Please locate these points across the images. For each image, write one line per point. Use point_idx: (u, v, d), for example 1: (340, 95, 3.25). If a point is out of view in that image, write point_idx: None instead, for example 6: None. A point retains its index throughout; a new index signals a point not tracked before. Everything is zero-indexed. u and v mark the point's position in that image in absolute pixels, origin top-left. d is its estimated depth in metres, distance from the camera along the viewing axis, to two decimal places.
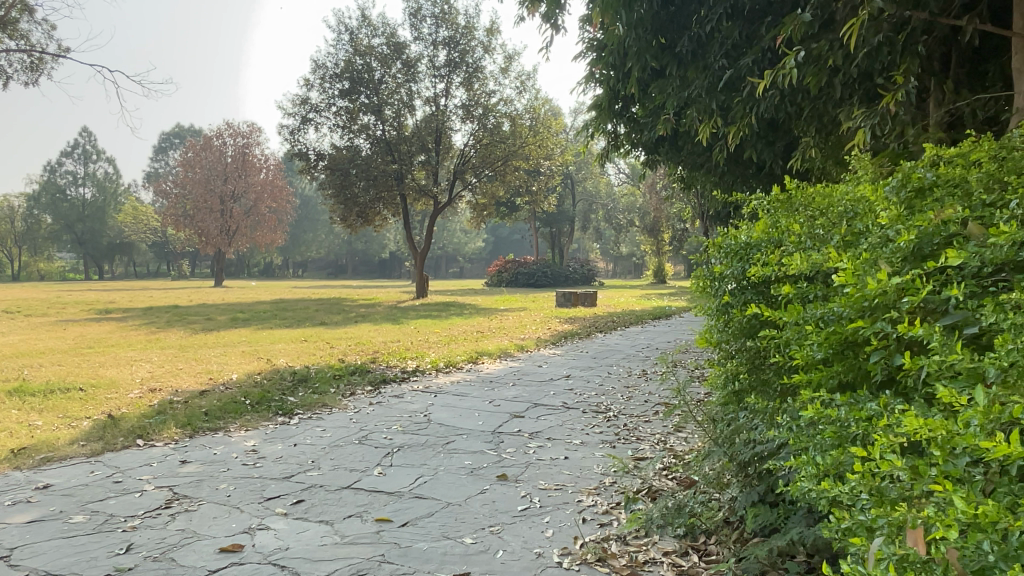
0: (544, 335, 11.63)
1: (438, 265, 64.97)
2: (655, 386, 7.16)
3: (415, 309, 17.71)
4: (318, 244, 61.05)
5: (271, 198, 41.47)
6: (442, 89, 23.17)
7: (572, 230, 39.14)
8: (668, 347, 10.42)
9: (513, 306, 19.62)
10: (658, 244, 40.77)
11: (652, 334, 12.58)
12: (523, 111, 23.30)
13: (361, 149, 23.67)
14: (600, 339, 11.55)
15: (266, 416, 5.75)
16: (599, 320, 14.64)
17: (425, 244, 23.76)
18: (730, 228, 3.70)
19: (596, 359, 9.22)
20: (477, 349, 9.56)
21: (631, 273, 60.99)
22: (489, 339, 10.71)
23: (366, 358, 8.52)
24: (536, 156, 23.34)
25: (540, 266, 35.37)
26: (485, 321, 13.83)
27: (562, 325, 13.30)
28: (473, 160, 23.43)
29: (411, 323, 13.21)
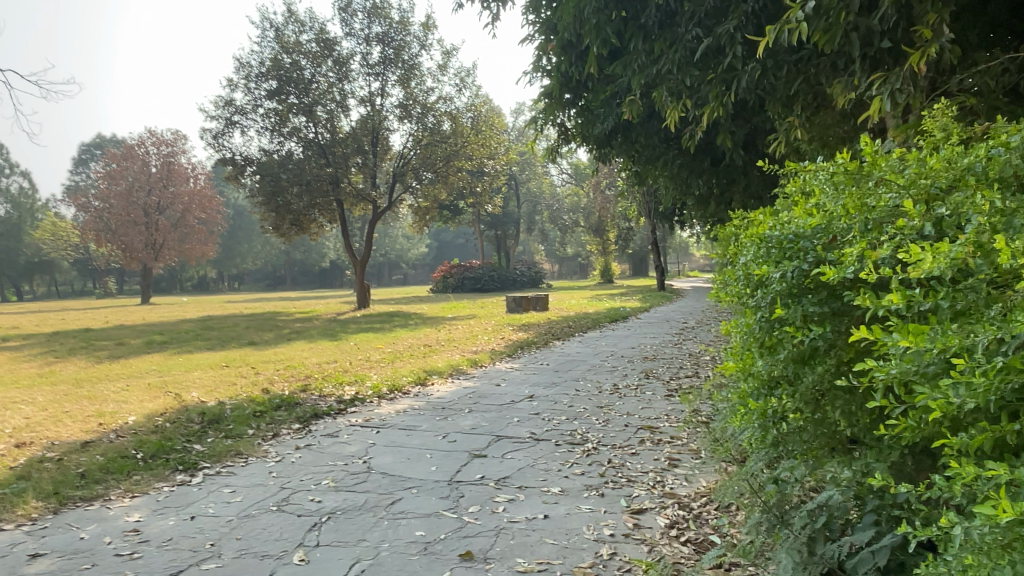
0: (498, 346, 10.59)
1: (380, 273, 63.16)
2: (633, 406, 6.24)
3: (355, 322, 16.43)
4: (253, 256, 58.43)
5: (200, 209, 39.13)
6: (377, 87, 21.88)
7: (518, 232, 38.27)
8: (635, 355, 9.55)
9: (462, 314, 18.55)
10: (605, 243, 40.34)
11: (613, 339, 11.70)
12: (463, 110, 22.29)
13: (292, 153, 22.16)
14: (559, 348, 10.63)
15: (161, 476, 4.55)
16: (554, 325, 13.70)
17: (365, 251, 22.40)
18: (771, 218, 2.85)
19: (559, 372, 8.27)
20: (424, 367, 8.44)
21: (577, 273, 60.64)
22: (437, 354, 9.60)
23: (296, 386, 7.31)
24: (479, 156, 22.33)
25: (487, 270, 34.38)
26: (432, 333, 12.70)
27: (516, 333, 12.30)
28: (413, 162, 22.24)
29: (350, 339, 11.96)
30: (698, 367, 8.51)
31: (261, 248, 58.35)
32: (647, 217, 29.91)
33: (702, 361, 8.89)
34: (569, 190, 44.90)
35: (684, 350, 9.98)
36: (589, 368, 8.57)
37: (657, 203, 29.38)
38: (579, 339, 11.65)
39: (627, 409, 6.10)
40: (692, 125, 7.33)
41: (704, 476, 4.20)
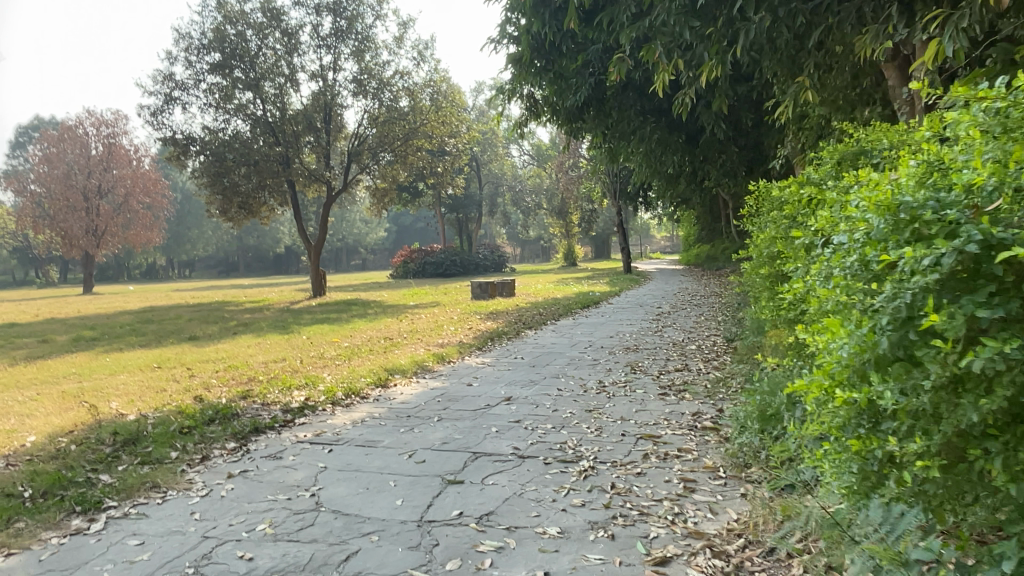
0: (465, 338, 9.71)
1: (338, 258, 61.47)
2: (625, 408, 5.48)
3: (310, 312, 15.35)
4: (204, 242, 56.12)
5: (143, 193, 37.01)
6: (330, 61, 20.61)
7: (479, 215, 37.30)
8: (615, 345, 8.79)
9: (424, 300, 17.62)
10: (568, 226, 39.72)
11: (588, 327, 10.91)
12: (421, 85, 21.15)
13: (239, 132, 20.74)
14: (531, 338, 9.84)
15: (53, 521, 3.59)
16: (523, 312, 12.89)
17: (320, 236, 21.17)
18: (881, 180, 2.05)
19: (535, 367, 7.48)
20: (385, 365, 7.51)
21: (538, 256, 59.92)
22: (399, 349, 8.68)
23: (236, 392, 6.32)
24: (439, 135, 21.30)
25: (448, 254, 33.38)
26: (393, 324, 11.75)
27: (483, 323, 11.44)
28: (369, 141, 21.07)
29: (302, 332, 10.94)
30: (687, 358, 7.79)
31: (211, 234, 56.16)
32: (611, 198, 29.28)
33: (689, 352, 8.16)
34: (531, 171, 44.02)
35: (667, 339, 9.25)
36: (568, 362, 7.77)
37: (621, 184, 28.76)
38: (552, 328, 10.87)
39: (620, 413, 5.33)
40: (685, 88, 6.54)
41: (735, 505, 3.44)
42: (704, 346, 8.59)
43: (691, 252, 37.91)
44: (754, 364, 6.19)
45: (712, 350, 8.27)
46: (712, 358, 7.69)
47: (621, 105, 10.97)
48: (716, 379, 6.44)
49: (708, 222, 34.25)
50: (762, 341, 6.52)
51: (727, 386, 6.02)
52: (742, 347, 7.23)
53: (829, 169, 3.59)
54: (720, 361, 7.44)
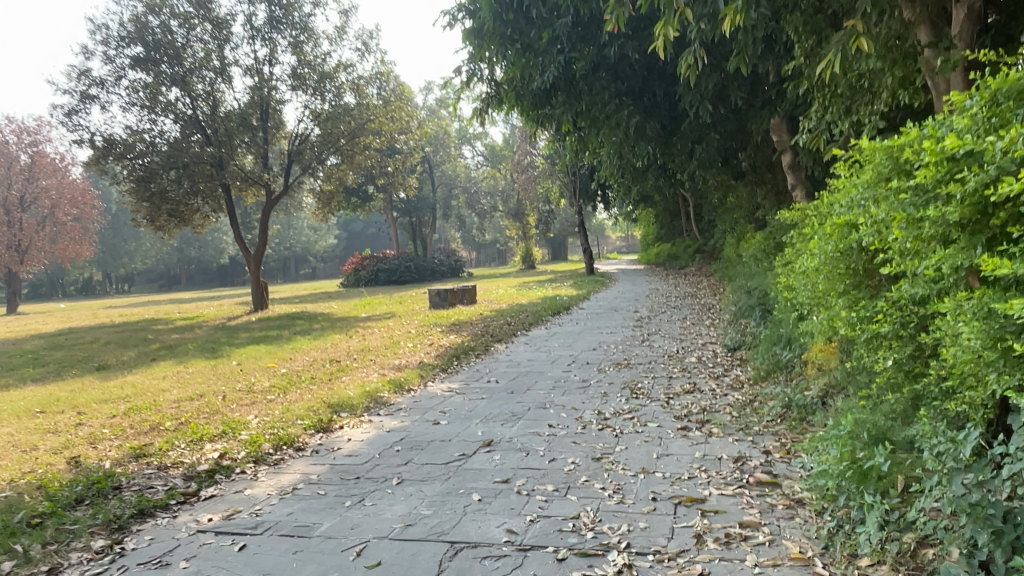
0: (427, 357, 8.30)
1: (286, 267, 59.03)
2: (644, 452, 4.21)
3: (247, 329, 13.66)
4: (142, 255, 52.95)
5: (71, 205, 34.16)
6: (265, 54, 18.93)
7: (433, 219, 35.80)
8: (603, 361, 7.50)
9: (378, 311, 16.11)
10: (525, 228, 38.58)
11: (564, 338, 9.60)
12: (366, 79, 19.60)
13: (167, 133, 18.81)
14: (503, 354, 8.52)
15: None
16: (489, 322, 11.56)
17: (260, 245, 19.39)
18: None
19: (515, 394, 6.16)
20: (330, 399, 6.07)
21: (495, 259, 58.62)
22: (348, 375, 7.24)
23: (128, 448, 4.79)
24: (388, 131, 19.82)
25: (401, 260, 31.84)
26: (341, 341, 10.25)
27: (446, 336, 10.06)
28: (313, 141, 19.44)
29: (233, 356, 9.34)
30: (692, 376, 6.55)
31: (150, 247, 52.94)
32: (570, 198, 28.19)
33: (692, 367, 6.93)
34: (485, 173, 42.65)
35: (659, 350, 8.02)
36: (553, 385, 6.45)
37: (581, 182, 27.72)
38: (524, 341, 9.57)
39: (640, 461, 4.07)
40: (692, 47, 5.34)
41: None
42: (707, 360, 7.35)
43: (651, 250, 37.18)
44: (791, 388, 4.98)
45: (716, 364, 7.06)
46: (722, 375, 6.47)
47: (593, 88, 9.93)
48: (741, 404, 5.20)
49: (668, 218, 33.66)
50: (796, 355, 5.36)
51: (761, 417, 4.80)
52: (760, 362, 6.03)
53: (990, 117, 2.40)
54: (734, 379, 6.21)
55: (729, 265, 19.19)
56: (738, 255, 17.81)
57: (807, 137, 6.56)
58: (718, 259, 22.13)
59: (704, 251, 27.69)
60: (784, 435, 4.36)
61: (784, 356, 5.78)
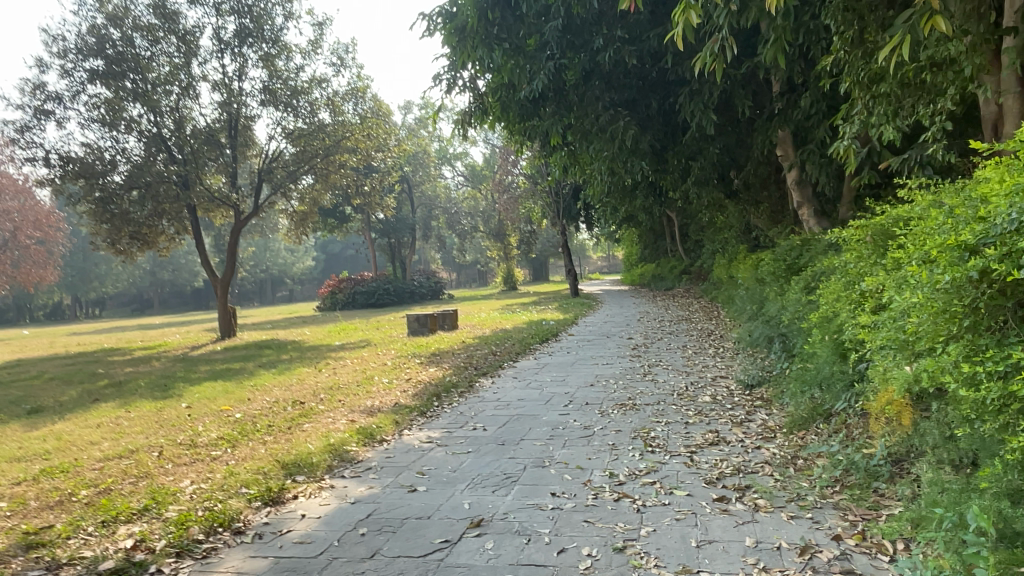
0: (403, 397, 7.30)
1: (262, 289, 57.56)
2: (681, 539, 3.30)
3: (209, 361, 12.55)
4: (112, 279, 51.25)
5: (34, 227, 32.60)
6: (234, 68, 17.99)
7: (413, 240, 34.80)
8: (605, 401, 6.58)
9: (354, 339, 15.09)
10: (506, 249, 37.76)
11: (556, 371, 8.64)
12: (341, 96, 18.71)
13: (129, 151, 17.70)
14: (490, 391, 7.60)
15: None
16: (473, 352, 10.63)
17: (228, 269, 18.28)
18: None
19: (509, 447, 5.21)
20: (285, 458, 5.06)
21: (476, 281, 57.62)
22: (312, 421, 6.25)
23: (19, 535, 3.79)
24: (365, 149, 18.89)
25: (380, 283, 30.80)
26: (309, 376, 9.23)
27: (426, 370, 9.11)
28: (286, 160, 18.45)
29: (183, 396, 8.27)
30: (712, 420, 5.65)
31: (120, 270, 51.20)
32: (554, 218, 27.42)
33: (708, 409, 6.01)
34: (466, 193, 41.78)
35: (666, 387, 7.10)
36: (551, 434, 5.48)
37: (565, 202, 26.99)
38: (513, 374, 8.64)
39: (678, 552, 3.14)
40: (718, 33, 4.52)
41: None
42: (724, 399, 6.45)
43: (635, 271, 36.50)
44: (846, 449, 4.12)
45: (735, 404, 6.17)
46: (745, 420, 5.58)
47: (584, 98, 9.18)
48: (784, 464, 4.31)
49: (653, 239, 33.01)
50: (846, 401, 4.52)
51: (815, 483, 3.90)
52: (794, 409, 5.17)
53: None
54: (763, 426, 5.32)
55: (721, 287, 18.44)
56: (731, 277, 17.08)
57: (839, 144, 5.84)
58: (708, 280, 21.41)
59: (690, 272, 27.02)
60: (851, 511, 3.49)
61: (826, 403, 4.91)
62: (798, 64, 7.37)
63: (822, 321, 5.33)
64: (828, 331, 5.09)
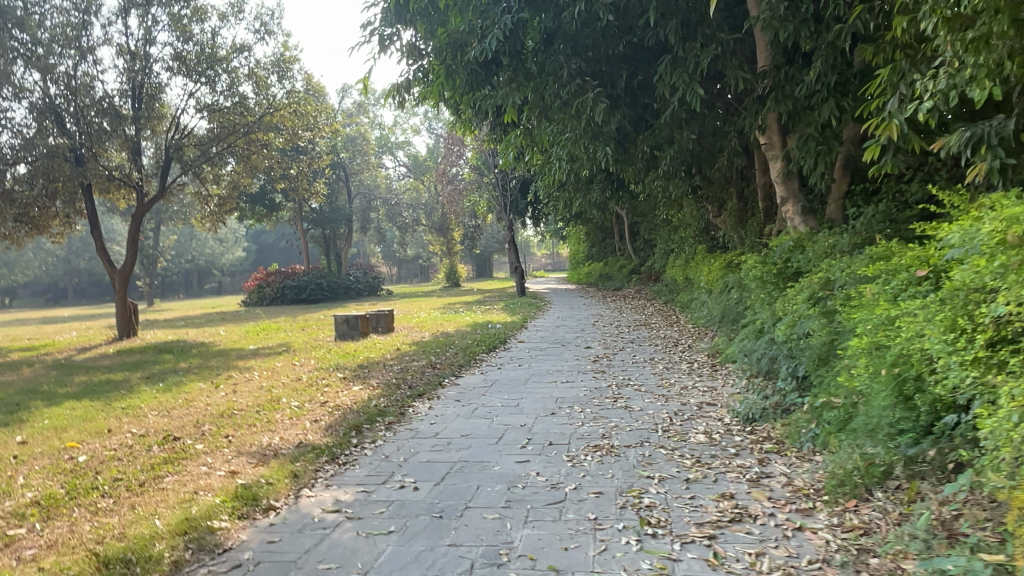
0: (312, 432, 5.65)
1: (188, 281, 54.08)
2: None
3: (92, 369, 10.51)
4: (20, 266, 47.04)
5: None
6: (142, 31, 15.76)
7: (350, 232, 32.68)
8: (574, 440, 5.11)
9: (274, 342, 13.19)
10: (449, 243, 36.11)
11: (507, 392, 7.11)
12: (266, 69, 16.71)
13: (13, 121, 15.22)
14: (424, 421, 6.01)
15: None
16: (408, 364, 9.03)
17: (130, 259, 16.05)
18: None
19: (449, 523, 3.65)
20: (111, 548, 3.40)
21: (417, 275, 55.49)
22: (178, 476, 4.58)
23: None
24: (292, 128, 16.92)
25: (312, 277, 28.70)
26: (201, 396, 7.44)
27: (347, 389, 7.47)
28: (202, 139, 16.38)
29: (26, 426, 6.37)
30: (719, 475, 4.25)
31: (31, 258, 47.08)
32: (500, 212, 25.91)
33: (708, 456, 4.61)
34: (407, 185, 39.75)
35: (646, 420, 5.66)
36: (507, 499, 3.96)
37: (512, 195, 25.50)
38: (454, 396, 7.07)
39: None
40: None
41: None
42: (721, 439, 5.07)
43: (581, 269, 35.29)
44: (954, 553, 2.75)
45: (738, 447, 4.80)
46: (762, 476, 4.19)
47: (545, 66, 7.73)
48: (853, 569, 2.95)
49: (602, 235, 31.89)
50: (952, 499, 3.09)
51: None
52: (836, 466, 3.83)
53: None
54: (790, 488, 3.95)
55: (677, 289, 17.32)
56: (690, 279, 15.96)
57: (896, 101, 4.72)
58: (662, 281, 20.26)
59: (640, 272, 25.92)
60: None
61: (884, 462, 3.58)
62: (807, 25, 6.11)
63: (870, 350, 4.01)
64: (884, 365, 3.76)
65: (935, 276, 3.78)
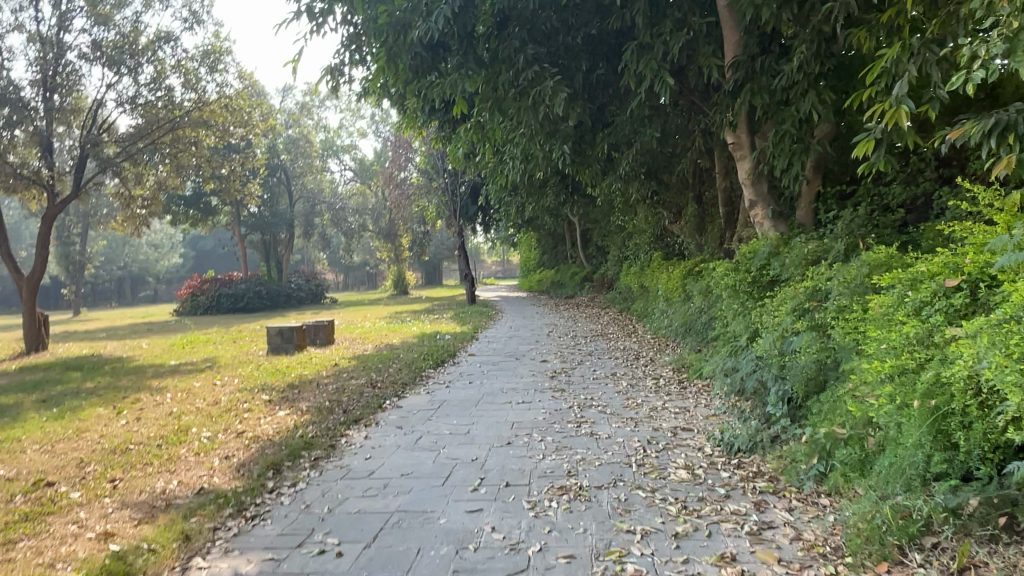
0: (219, 473, 4.70)
1: (121, 288, 51.32)
2: None
3: None
4: None
5: None
6: (56, 16, 14.37)
7: (291, 237, 31.28)
8: (536, 480, 4.32)
9: (201, 356, 12.04)
10: (397, 250, 35.13)
11: (456, 416, 6.27)
12: (193, 60, 15.48)
13: None
14: (358, 455, 5.12)
15: None
16: (344, 382, 8.10)
17: (39, 265, 14.56)
18: None
19: None
20: None
21: (364, 283, 54.05)
22: (34, 543, 3.59)
23: None
24: (225, 125, 15.74)
25: (250, 284, 27.26)
26: (97, 426, 6.36)
27: (271, 415, 6.51)
28: (123, 134, 15.02)
29: None
30: (711, 526, 3.52)
31: None
32: (450, 217, 25.07)
33: (695, 500, 3.88)
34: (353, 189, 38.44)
35: (616, 452, 4.90)
36: (454, 568, 3.14)
37: (462, 200, 24.71)
38: (394, 422, 6.18)
39: None
40: None
41: None
42: (706, 475, 4.35)
43: (533, 276, 34.74)
44: None
45: (727, 486, 4.09)
46: (763, 528, 3.49)
47: (498, 52, 6.99)
48: None
49: (553, 241, 31.40)
50: None
51: None
52: (858, 519, 3.13)
53: None
54: (801, 545, 3.25)
55: (632, 297, 16.81)
56: (645, 287, 15.45)
57: (904, 83, 4.13)
58: (616, 289, 19.71)
59: (592, 279, 25.38)
60: None
61: (922, 517, 2.91)
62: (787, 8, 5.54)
63: (892, 375, 3.34)
64: (915, 395, 3.08)
65: (970, 287, 3.19)
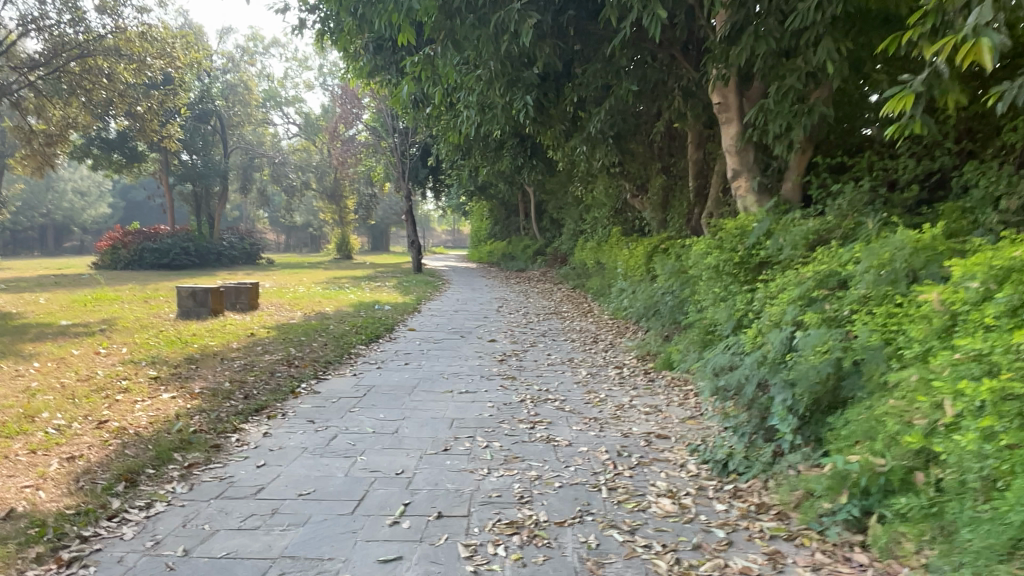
0: (48, 485, 3.46)
1: (41, 237, 47.85)
2: None
3: None
4: None
5: None
6: None
7: (227, 191, 29.23)
8: (481, 509, 3.27)
9: (99, 316, 10.51)
10: (342, 213, 33.46)
11: (382, 409, 5.14)
12: None
13: None
14: (247, 461, 3.95)
15: None
16: (255, 358, 6.85)
17: None
18: None
19: None
20: None
21: (307, 245, 51.82)
22: None
23: None
24: (145, 58, 13.93)
25: (177, 239, 25.25)
26: None
27: (150, 399, 5.23)
28: (23, 60, 13.06)
29: None
30: None
31: None
32: (398, 179, 23.70)
33: (691, 550, 2.89)
34: (297, 146, 36.32)
35: (580, 467, 3.88)
36: None
37: (412, 163, 23.32)
38: (305, 414, 5.00)
39: None
40: None
41: None
42: (698, 506, 3.37)
43: (482, 247, 33.74)
44: None
45: (730, 527, 3.12)
46: None
47: None
48: None
49: (506, 211, 30.42)
50: None
51: None
52: None
53: None
54: None
55: (586, 273, 15.95)
56: (601, 263, 14.57)
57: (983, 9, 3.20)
58: (569, 265, 18.81)
59: (545, 253, 24.35)
60: None
61: None
62: None
63: (985, 403, 2.42)
64: None
65: None
